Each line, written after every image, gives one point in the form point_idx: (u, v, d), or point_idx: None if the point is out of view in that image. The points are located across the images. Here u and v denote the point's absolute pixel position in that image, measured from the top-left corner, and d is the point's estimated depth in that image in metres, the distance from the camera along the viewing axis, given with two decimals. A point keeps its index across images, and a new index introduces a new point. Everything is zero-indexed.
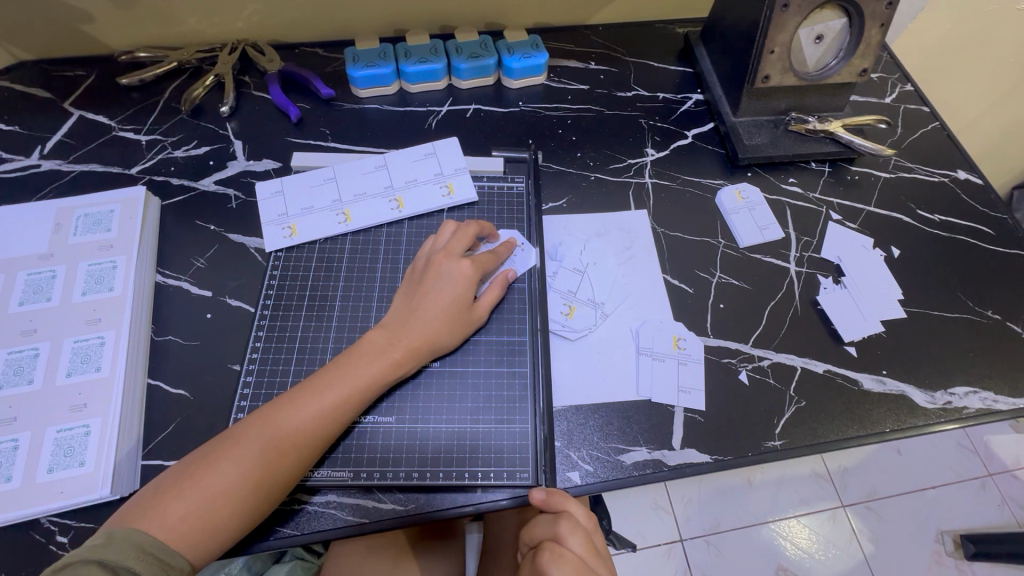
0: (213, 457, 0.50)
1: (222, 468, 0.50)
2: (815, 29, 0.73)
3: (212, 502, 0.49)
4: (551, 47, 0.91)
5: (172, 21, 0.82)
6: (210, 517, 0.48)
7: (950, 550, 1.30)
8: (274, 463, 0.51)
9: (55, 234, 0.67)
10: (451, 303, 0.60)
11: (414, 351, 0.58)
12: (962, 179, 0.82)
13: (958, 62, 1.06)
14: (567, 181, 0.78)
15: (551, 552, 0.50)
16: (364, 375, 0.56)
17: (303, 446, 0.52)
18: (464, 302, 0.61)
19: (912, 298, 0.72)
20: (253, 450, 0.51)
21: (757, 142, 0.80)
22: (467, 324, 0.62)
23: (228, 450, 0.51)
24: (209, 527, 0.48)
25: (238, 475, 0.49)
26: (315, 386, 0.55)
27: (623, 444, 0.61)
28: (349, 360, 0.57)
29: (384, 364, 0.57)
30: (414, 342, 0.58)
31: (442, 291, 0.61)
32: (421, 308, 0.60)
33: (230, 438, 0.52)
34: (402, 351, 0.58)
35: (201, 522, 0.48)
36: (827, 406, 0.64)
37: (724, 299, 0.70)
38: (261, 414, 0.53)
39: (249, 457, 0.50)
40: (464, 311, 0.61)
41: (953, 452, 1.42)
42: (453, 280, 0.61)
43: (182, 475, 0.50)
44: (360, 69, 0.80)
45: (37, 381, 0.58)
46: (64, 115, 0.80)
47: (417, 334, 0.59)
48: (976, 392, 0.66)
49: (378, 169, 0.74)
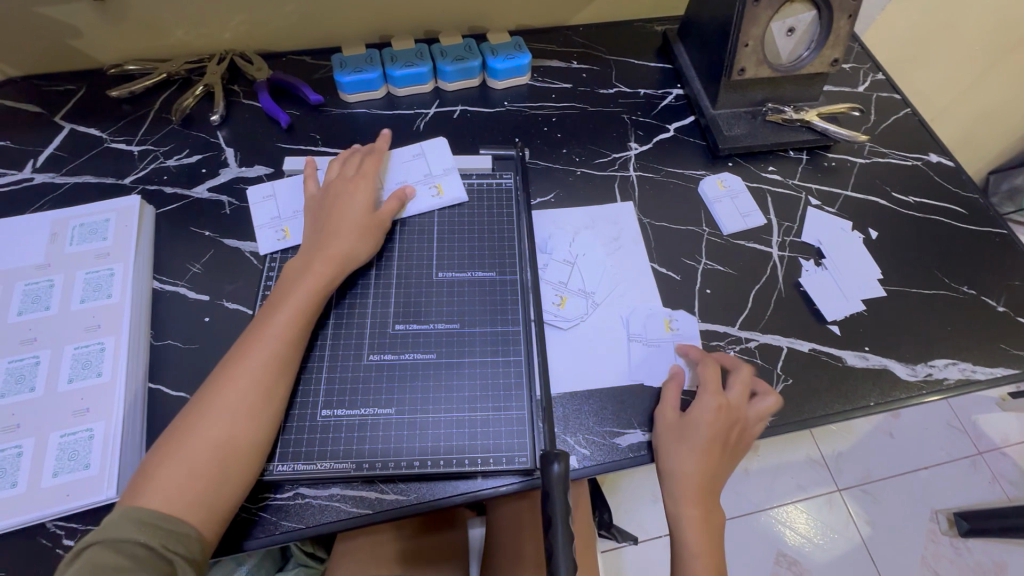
0: (187, 424, 0.52)
1: (194, 431, 0.51)
2: (786, 22, 0.76)
3: (196, 463, 0.50)
4: (534, 48, 0.93)
5: (160, 33, 0.84)
6: (203, 477, 0.50)
7: (945, 528, 1.32)
8: (247, 408, 0.53)
9: (51, 245, 0.67)
10: (359, 215, 0.66)
11: (339, 266, 0.63)
12: (934, 162, 0.85)
13: (928, 51, 1.10)
14: (554, 177, 0.80)
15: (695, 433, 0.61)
16: (299, 298, 0.60)
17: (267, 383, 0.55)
18: (367, 213, 0.67)
19: (890, 277, 0.75)
20: (221, 404, 0.53)
21: (737, 133, 0.82)
22: (376, 228, 0.67)
23: (197, 414, 0.52)
24: (202, 486, 0.50)
25: (218, 430, 0.51)
26: (258, 330, 0.58)
27: (618, 428, 0.63)
28: (279, 295, 0.61)
29: (314, 283, 0.61)
30: (336, 256, 0.63)
31: (345, 208, 0.66)
32: (330, 229, 0.65)
33: (195, 405, 0.53)
34: (328, 264, 0.62)
35: (193, 481, 0.49)
36: (813, 382, 0.67)
37: (711, 285, 0.72)
38: (217, 373, 0.55)
39: (222, 413, 0.52)
40: (370, 218, 0.67)
41: (944, 432, 1.45)
42: (351, 199, 0.67)
43: (167, 448, 0.51)
44: (348, 74, 0.82)
45: (39, 388, 0.58)
46: (55, 129, 0.81)
47: (334, 252, 0.63)
48: (955, 363, 0.69)
49: None
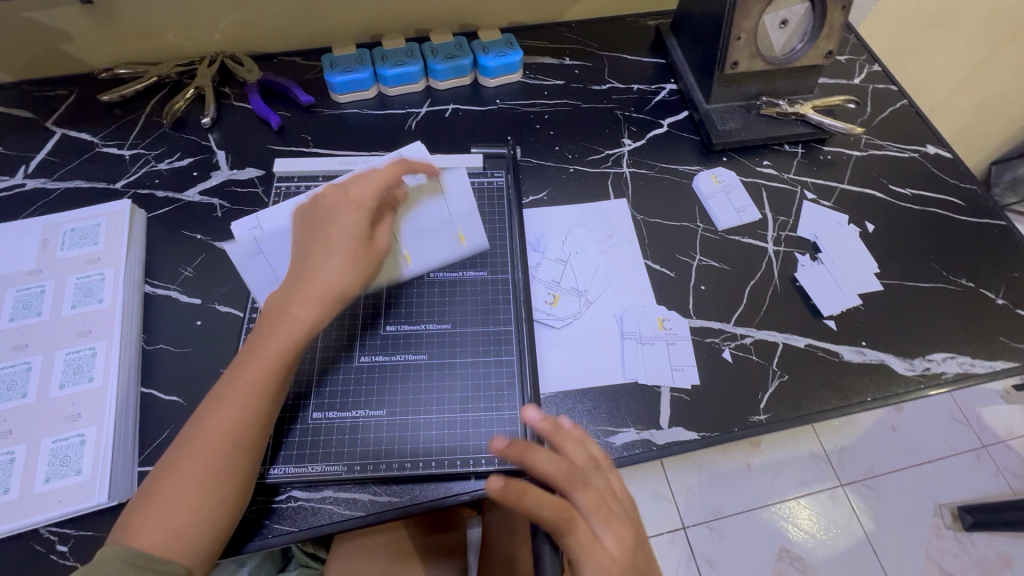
0: (165, 467, 0.49)
1: (172, 476, 0.49)
2: (780, 14, 0.75)
3: (178, 509, 0.48)
4: (526, 45, 0.92)
5: (150, 36, 0.83)
6: (178, 526, 0.47)
7: (949, 522, 1.32)
8: (228, 452, 0.50)
9: (42, 250, 0.67)
10: (352, 245, 0.56)
11: (323, 303, 0.54)
12: (931, 153, 0.84)
13: (924, 42, 1.09)
14: (546, 174, 0.80)
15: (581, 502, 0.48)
16: (278, 339, 0.53)
17: (248, 424, 0.51)
18: (361, 239, 0.56)
19: (887, 271, 0.74)
20: (199, 450, 0.50)
21: (731, 127, 0.82)
22: (369, 256, 0.57)
23: (175, 457, 0.50)
24: (179, 530, 0.47)
25: (194, 478, 0.49)
26: (236, 373, 0.53)
27: (612, 426, 0.62)
28: (258, 334, 0.54)
29: (297, 322, 0.54)
30: (321, 291, 0.54)
31: (336, 233, 0.56)
32: (316, 255, 0.56)
33: (176, 447, 0.51)
34: (312, 304, 0.54)
35: (170, 525, 0.47)
36: (809, 378, 0.66)
37: (706, 281, 0.72)
38: (195, 414, 0.52)
39: (201, 456, 0.49)
40: (364, 246, 0.56)
41: (946, 425, 1.44)
42: (348, 220, 0.56)
43: (147, 489, 0.49)
44: (339, 74, 0.82)
45: (30, 394, 0.58)
46: (47, 134, 0.81)
47: (319, 286, 0.54)
48: (953, 357, 0.68)
49: None
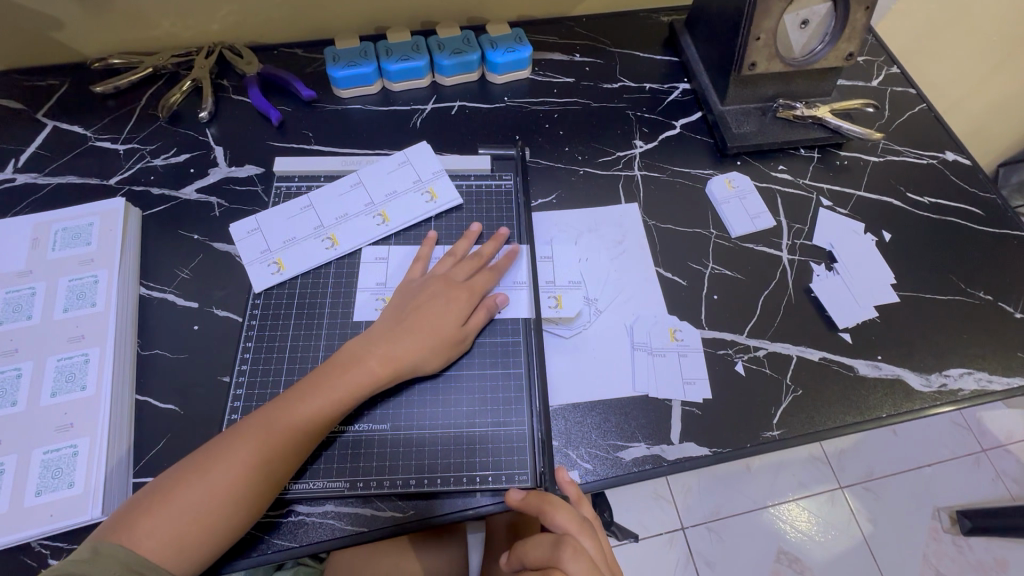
0: (195, 469, 0.50)
1: (193, 485, 0.49)
2: (801, 13, 0.72)
3: (186, 519, 0.48)
4: (535, 41, 0.89)
5: (145, 25, 0.80)
6: (184, 536, 0.48)
7: (948, 526, 1.31)
8: (256, 470, 0.50)
9: (33, 250, 0.65)
10: (441, 333, 0.60)
11: (392, 367, 0.57)
12: (950, 160, 0.82)
13: (942, 41, 1.06)
14: (556, 176, 0.77)
15: (572, 547, 0.48)
16: (343, 385, 0.55)
17: (285, 446, 0.52)
18: (450, 323, 0.60)
19: (904, 282, 0.72)
20: (227, 467, 0.50)
21: (746, 130, 0.79)
22: (449, 339, 0.60)
23: (200, 467, 0.50)
24: (182, 540, 0.48)
25: (208, 491, 0.49)
26: (291, 403, 0.54)
27: (622, 441, 0.60)
28: (327, 371, 0.56)
29: (365, 375, 0.56)
30: (396, 356, 0.57)
31: (432, 311, 0.60)
32: (404, 323, 0.59)
33: (203, 457, 0.51)
34: (382, 365, 0.57)
35: (175, 533, 0.47)
36: (823, 393, 0.64)
37: (718, 291, 0.70)
38: (248, 423, 0.53)
39: (232, 468, 0.50)
40: (449, 331, 0.60)
41: (948, 430, 1.44)
42: (445, 303, 0.61)
43: (165, 487, 0.49)
44: (341, 68, 0.79)
45: (20, 402, 0.56)
46: (37, 127, 0.78)
47: (393, 350, 0.57)
48: (970, 373, 0.66)
49: (354, 189, 0.72)
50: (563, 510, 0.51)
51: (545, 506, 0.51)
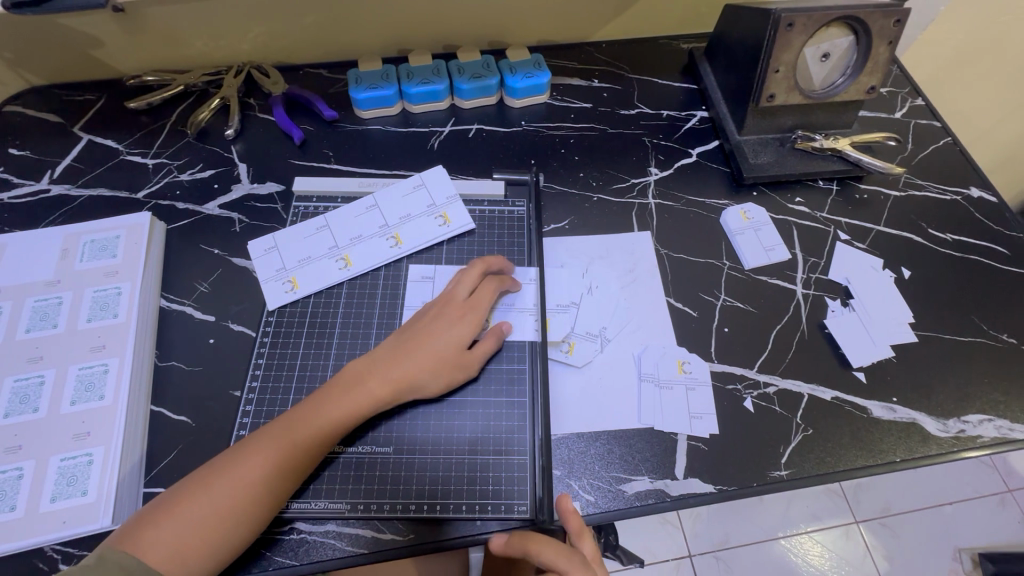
0: (202, 483, 0.51)
1: (199, 500, 0.50)
2: (821, 47, 0.72)
3: (192, 532, 0.49)
4: (555, 65, 0.90)
5: (178, 45, 0.83)
6: (188, 547, 0.49)
7: (969, 569, 1.26)
8: (261, 490, 0.51)
9: (62, 260, 0.68)
10: (444, 362, 0.60)
11: (392, 391, 0.58)
12: (975, 197, 0.80)
13: (970, 71, 1.04)
14: (569, 202, 0.78)
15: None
16: (347, 407, 0.56)
17: (289, 467, 0.53)
18: (456, 349, 0.61)
19: (922, 322, 0.70)
20: (233, 483, 0.51)
21: (763, 161, 0.79)
22: (453, 364, 0.61)
23: (208, 482, 0.51)
24: (186, 551, 0.48)
25: (214, 506, 0.50)
26: (297, 425, 0.55)
27: (625, 474, 0.60)
28: (332, 391, 0.57)
29: (366, 399, 0.57)
30: (397, 381, 0.58)
31: (433, 334, 0.61)
32: (405, 346, 0.60)
33: (211, 472, 0.52)
34: (383, 388, 0.57)
35: (180, 545, 0.48)
36: (834, 434, 0.63)
37: (729, 323, 0.69)
38: (255, 441, 0.54)
39: (238, 486, 0.51)
40: (455, 359, 0.61)
41: (972, 469, 1.38)
42: (448, 330, 0.61)
43: (173, 499, 0.50)
44: (364, 91, 0.81)
45: (42, 409, 0.58)
46: (73, 140, 0.81)
47: (396, 375, 0.58)
48: (990, 421, 0.64)
49: (369, 211, 0.73)
50: (549, 545, 0.52)
51: (529, 546, 0.51)
